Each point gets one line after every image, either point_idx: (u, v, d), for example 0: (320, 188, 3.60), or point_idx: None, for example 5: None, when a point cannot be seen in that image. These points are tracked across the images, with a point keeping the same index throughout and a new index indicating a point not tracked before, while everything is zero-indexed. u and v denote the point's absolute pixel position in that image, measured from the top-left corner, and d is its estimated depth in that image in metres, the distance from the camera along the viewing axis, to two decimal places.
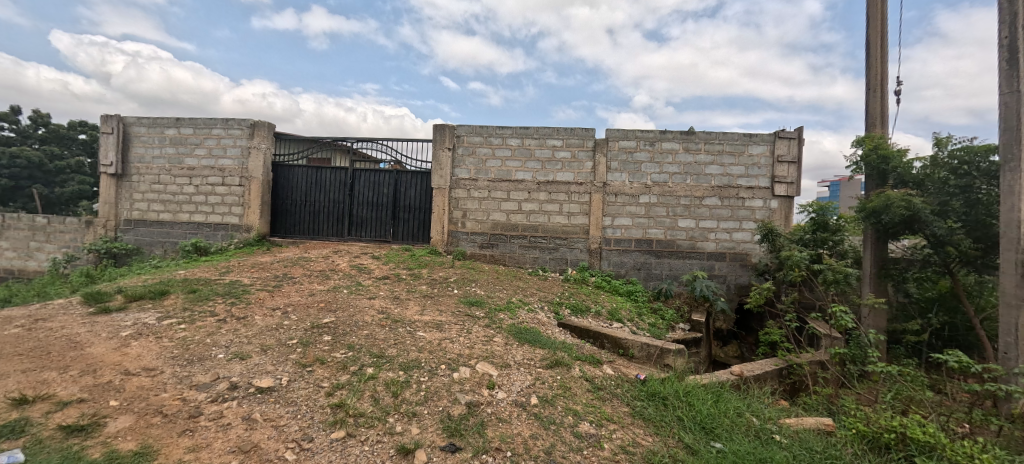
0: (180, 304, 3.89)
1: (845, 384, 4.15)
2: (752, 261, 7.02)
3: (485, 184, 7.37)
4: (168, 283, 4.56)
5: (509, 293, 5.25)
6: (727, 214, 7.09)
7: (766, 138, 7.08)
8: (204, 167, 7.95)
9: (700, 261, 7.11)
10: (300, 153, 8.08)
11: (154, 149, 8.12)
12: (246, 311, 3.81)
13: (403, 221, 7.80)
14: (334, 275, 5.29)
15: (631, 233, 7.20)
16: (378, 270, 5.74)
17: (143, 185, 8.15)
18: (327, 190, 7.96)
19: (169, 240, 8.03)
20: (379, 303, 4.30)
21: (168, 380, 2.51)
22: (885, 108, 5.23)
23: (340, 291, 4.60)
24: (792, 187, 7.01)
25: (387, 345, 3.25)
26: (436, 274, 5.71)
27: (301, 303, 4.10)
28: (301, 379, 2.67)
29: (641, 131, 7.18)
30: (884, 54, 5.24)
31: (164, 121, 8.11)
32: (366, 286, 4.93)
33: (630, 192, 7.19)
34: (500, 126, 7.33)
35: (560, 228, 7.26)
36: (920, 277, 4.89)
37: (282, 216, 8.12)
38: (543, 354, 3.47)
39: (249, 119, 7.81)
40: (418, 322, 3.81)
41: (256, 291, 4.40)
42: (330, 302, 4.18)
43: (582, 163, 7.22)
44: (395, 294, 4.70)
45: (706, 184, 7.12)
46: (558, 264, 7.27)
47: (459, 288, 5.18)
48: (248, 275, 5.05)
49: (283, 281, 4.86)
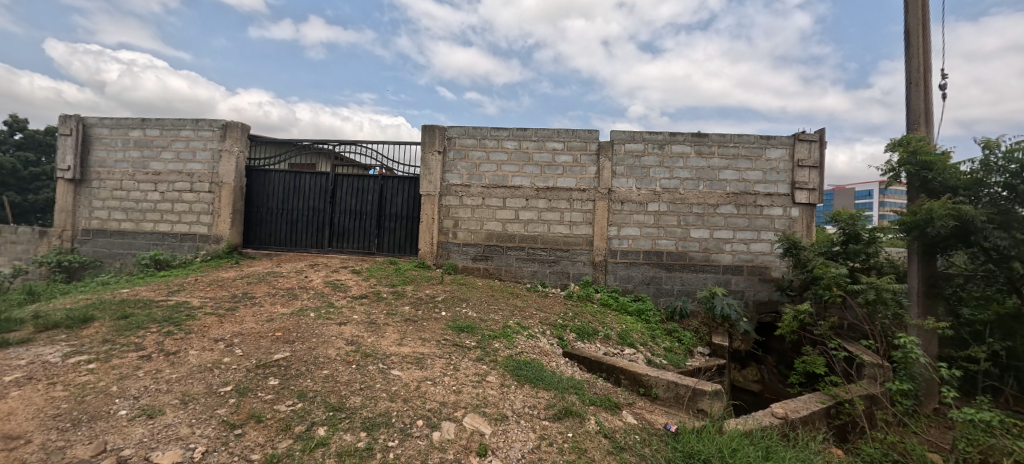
0: (101, 335, 3.16)
1: (907, 425, 3.49)
2: (772, 275, 6.38)
3: (478, 190, 6.72)
4: (100, 307, 3.83)
5: (505, 315, 4.55)
6: (744, 224, 6.48)
7: (785, 140, 6.51)
8: (170, 172, 7.25)
9: (715, 274, 6.47)
10: (278, 157, 7.41)
11: (117, 153, 7.42)
12: (180, 344, 3.08)
13: (388, 231, 7.12)
14: (303, 294, 4.57)
15: (639, 244, 6.55)
16: (356, 288, 5.03)
17: (104, 191, 7.42)
18: (306, 196, 7.27)
19: (130, 252, 7.28)
20: (349, 331, 3.58)
21: (29, 457, 1.81)
22: (929, 106, 4.63)
23: (304, 315, 3.87)
24: (814, 194, 6.41)
25: (350, 390, 2.54)
26: (422, 292, 5.02)
27: (255, 331, 3.38)
28: (222, 450, 1.96)
29: (649, 133, 6.57)
30: (927, 44, 4.67)
31: (128, 122, 7.42)
32: (338, 308, 4.20)
33: (637, 199, 6.56)
34: (496, 127, 6.71)
35: (561, 239, 6.60)
36: (980, 296, 4.23)
37: (257, 225, 7.41)
38: (548, 400, 2.76)
39: (221, 120, 7.15)
40: (394, 357, 3.10)
41: (202, 316, 3.66)
42: (289, 330, 3.45)
43: (585, 168, 6.60)
44: (371, 319, 3.97)
45: (720, 191, 6.51)
46: (559, 278, 6.60)
47: (448, 310, 4.46)
48: (201, 295, 4.31)
49: (241, 303, 4.13)
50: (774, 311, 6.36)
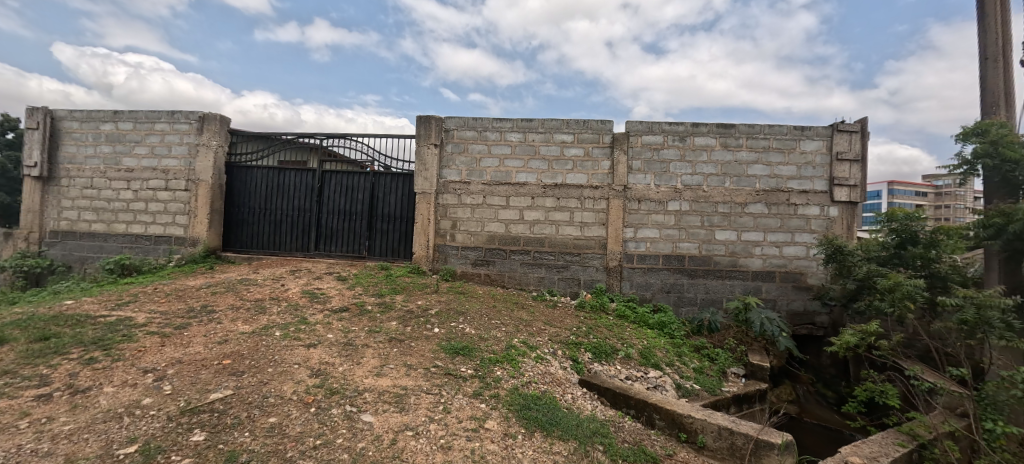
0: (4, 365, 2.52)
1: None
2: (809, 282, 5.69)
3: (479, 188, 6.07)
4: (22, 325, 3.18)
5: (509, 332, 3.88)
6: (776, 225, 5.78)
7: (822, 131, 5.81)
8: (144, 168, 6.66)
9: (743, 281, 5.79)
10: (260, 152, 6.78)
11: (87, 148, 6.83)
12: (95, 378, 2.43)
13: (380, 233, 6.47)
14: (274, 307, 3.92)
15: (658, 247, 5.87)
16: (337, 299, 4.36)
17: (73, 190, 6.83)
18: (291, 195, 6.64)
19: (101, 255, 6.69)
20: (317, 355, 2.92)
21: None
22: (1010, 84, 3.92)
23: (267, 335, 3.21)
24: (856, 191, 5.71)
25: (300, 449, 1.88)
26: (413, 304, 4.36)
27: (198, 358, 2.72)
28: None
29: (669, 123, 5.89)
30: (1005, 12, 3.99)
31: (99, 115, 6.83)
32: (311, 325, 3.53)
33: (656, 197, 5.87)
34: (498, 118, 6.05)
35: (570, 242, 5.93)
36: None
37: (237, 226, 6.78)
38: (566, 458, 2.10)
39: (198, 111, 6.54)
40: (369, 395, 2.43)
41: (143, 338, 3.02)
42: (242, 356, 2.80)
43: (598, 163, 5.93)
44: (348, 339, 3.31)
45: (749, 188, 5.82)
46: (570, 286, 5.92)
47: (442, 327, 3.80)
48: (151, 308, 3.67)
49: (195, 320, 3.48)
50: (811, 323, 5.68)
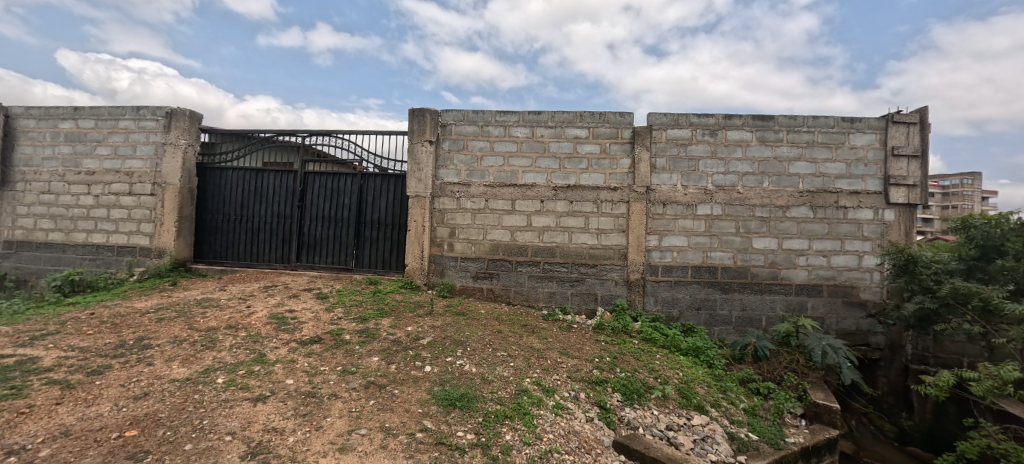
0: None
1: None
2: (862, 297, 4.92)
3: (480, 190, 5.33)
4: None
5: (518, 369, 3.12)
6: (823, 231, 5.01)
7: (874, 123, 5.04)
8: (107, 170, 5.95)
9: (786, 297, 5.01)
10: (235, 152, 6.05)
11: (45, 149, 6.13)
12: None
13: (369, 242, 5.74)
14: (229, 339, 3.18)
15: (686, 257, 5.10)
16: (310, 326, 3.61)
17: (29, 195, 6.12)
18: (270, 200, 5.92)
19: (59, 268, 5.99)
20: (263, 418, 2.16)
21: None
22: None
23: (204, 385, 2.45)
24: (915, 192, 4.92)
25: None
26: (401, 332, 3.59)
27: (93, 428, 1.98)
28: None
29: (697, 115, 5.13)
30: None
31: (58, 111, 6.12)
32: (269, 366, 2.78)
33: (684, 199, 5.11)
34: (502, 110, 5.32)
35: (586, 252, 5.18)
36: None
37: (210, 235, 6.06)
38: None
39: (165, 107, 5.83)
40: None
41: (35, 392, 2.27)
42: (158, 423, 2.04)
43: (616, 161, 5.18)
44: (312, 387, 2.55)
45: (791, 188, 5.06)
46: (585, 302, 5.16)
47: (435, 364, 3.04)
48: (71, 345, 2.92)
49: (121, 360, 2.73)
50: (865, 345, 4.88)
